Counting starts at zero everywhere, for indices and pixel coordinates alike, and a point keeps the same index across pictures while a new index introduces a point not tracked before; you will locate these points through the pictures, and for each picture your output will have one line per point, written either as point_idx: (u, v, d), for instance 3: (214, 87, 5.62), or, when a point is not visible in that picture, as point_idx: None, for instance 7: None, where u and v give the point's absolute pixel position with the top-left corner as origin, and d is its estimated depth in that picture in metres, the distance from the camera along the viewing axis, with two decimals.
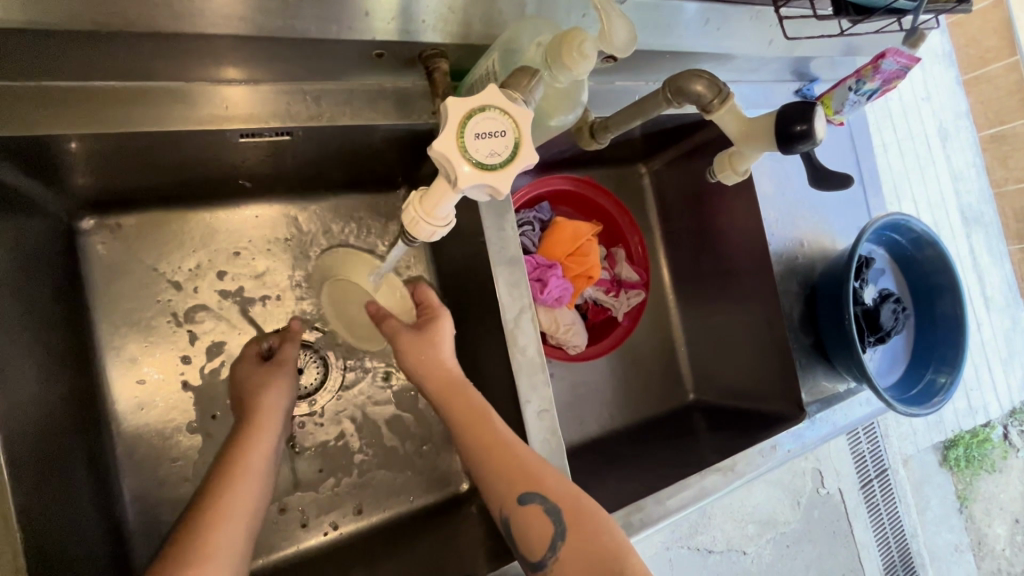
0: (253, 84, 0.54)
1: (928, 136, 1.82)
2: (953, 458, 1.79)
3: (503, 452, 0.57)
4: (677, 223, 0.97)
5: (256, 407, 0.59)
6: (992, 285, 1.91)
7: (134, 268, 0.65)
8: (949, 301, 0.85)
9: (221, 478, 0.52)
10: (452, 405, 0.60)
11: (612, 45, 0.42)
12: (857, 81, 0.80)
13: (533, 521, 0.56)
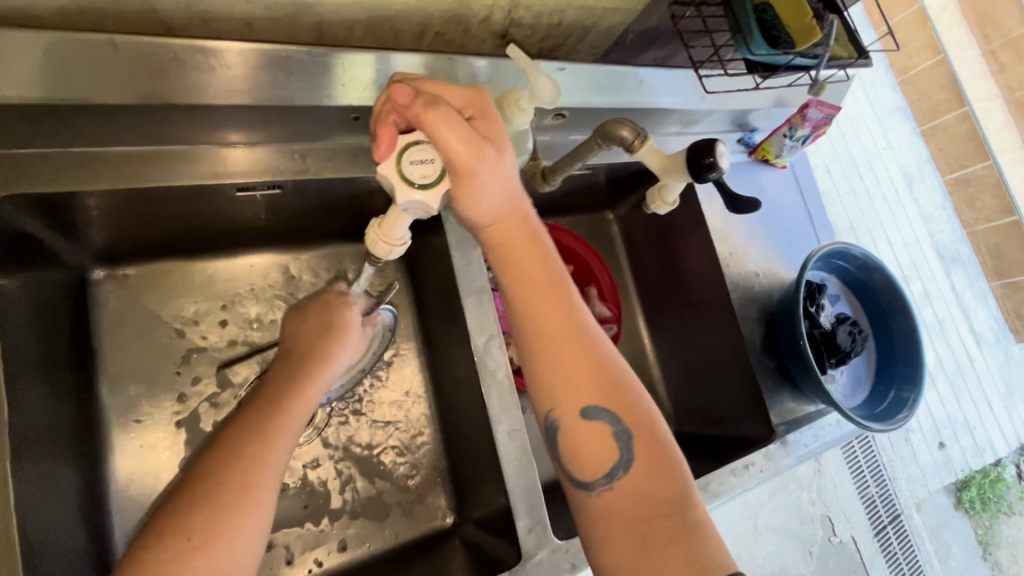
0: (250, 146, 0.63)
1: (893, 181, 1.95)
2: (968, 500, 1.74)
3: (579, 345, 0.53)
4: (644, 262, 1.04)
5: (325, 354, 0.64)
6: (979, 321, 1.96)
7: (137, 314, 0.71)
8: (902, 321, 0.90)
9: (265, 412, 0.56)
10: (535, 289, 0.53)
11: (540, 100, 0.50)
12: (789, 128, 0.90)
13: (596, 435, 0.52)
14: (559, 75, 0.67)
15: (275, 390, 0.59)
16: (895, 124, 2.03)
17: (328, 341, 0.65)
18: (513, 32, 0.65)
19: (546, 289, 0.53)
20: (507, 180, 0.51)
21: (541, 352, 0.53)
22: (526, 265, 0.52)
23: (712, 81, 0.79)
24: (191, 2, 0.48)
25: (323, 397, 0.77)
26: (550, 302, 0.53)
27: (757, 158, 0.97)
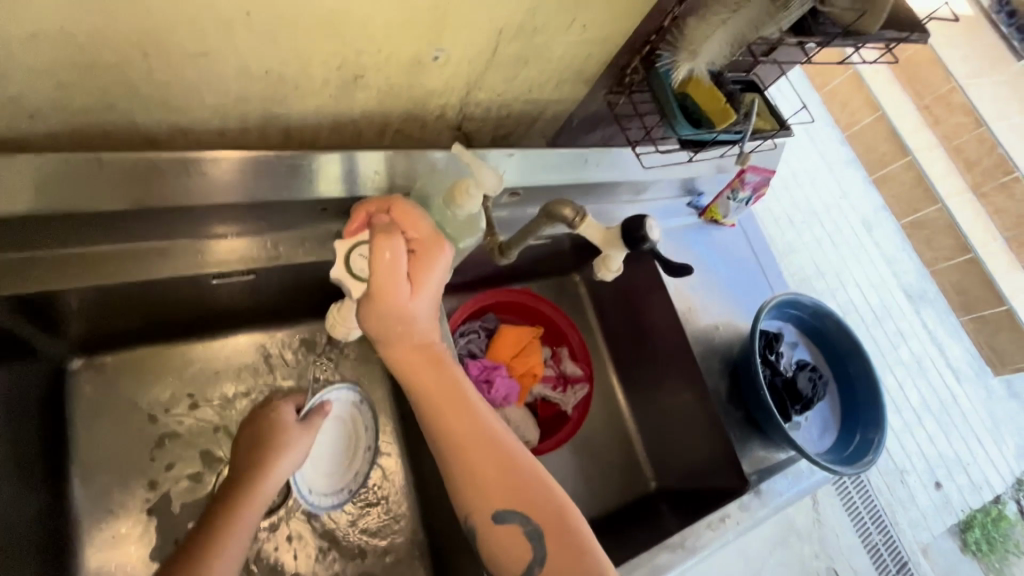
0: (228, 238, 0.67)
1: (852, 228, 2.06)
2: (973, 542, 1.72)
3: (488, 453, 0.59)
4: (612, 320, 1.08)
5: (266, 468, 0.66)
6: (955, 356, 2.01)
7: (113, 402, 0.73)
8: (858, 364, 0.94)
9: (201, 542, 0.59)
10: (441, 413, 0.59)
11: (485, 187, 0.57)
12: (731, 191, 0.98)
13: (511, 536, 0.59)
14: (510, 160, 0.74)
15: (216, 511, 0.62)
16: (846, 175, 2.17)
17: (268, 453, 0.67)
18: (467, 125, 0.72)
19: (453, 411, 0.59)
20: (421, 309, 0.56)
21: (453, 468, 0.59)
22: (431, 391, 0.58)
23: (651, 155, 0.87)
24: (173, 118, 0.54)
25: (317, 501, 0.76)
26: (457, 423, 0.59)
27: (707, 219, 1.04)
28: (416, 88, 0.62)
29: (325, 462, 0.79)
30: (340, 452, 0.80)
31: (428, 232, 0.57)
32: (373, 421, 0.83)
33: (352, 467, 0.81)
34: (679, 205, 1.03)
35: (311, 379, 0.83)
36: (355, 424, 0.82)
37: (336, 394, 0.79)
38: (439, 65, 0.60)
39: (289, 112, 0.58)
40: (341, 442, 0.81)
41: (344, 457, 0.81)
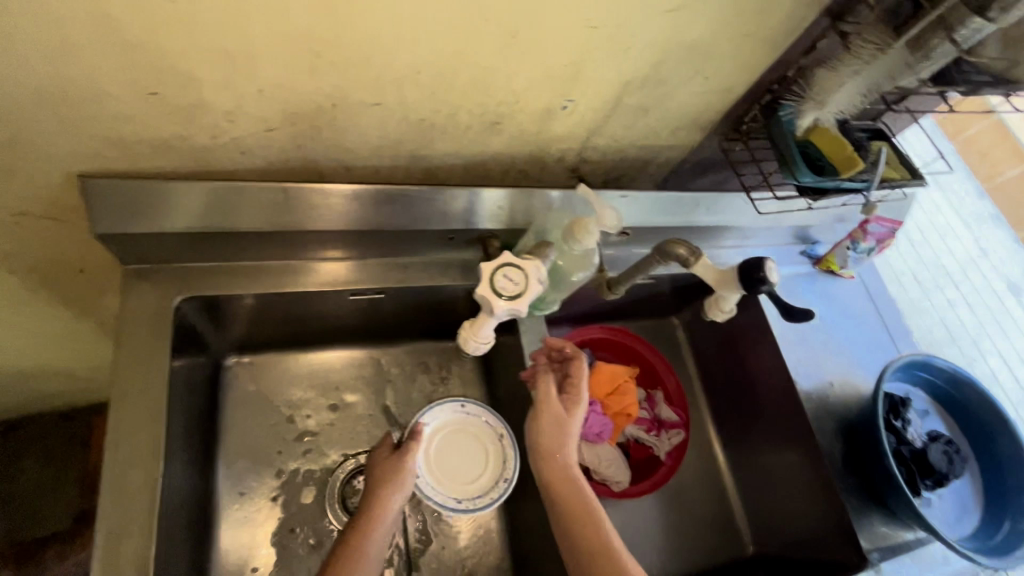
0: (332, 261, 0.76)
1: (994, 290, 1.83)
2: None
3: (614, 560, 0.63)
4: (711, 367, 1.05)
5: (382, 501, 0.68)
6: None
7: (256, 396, 0.84)
8: (1006, 442, 0.83)
9: (342, 561, 0.63)
10: (574, 517, 0.66)
11: (603, 224, 0.61)
12: (851, 241, 0.94)
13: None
14: (623, 202, 0.77)
15: (347, 536, 0.66)
16: (987, 232, 1.95)
17: (382, 489, 0.69)
18: (583, 168, 0.77)
19: (584, 518, 0.66)
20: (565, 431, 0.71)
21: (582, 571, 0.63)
22: (564, 501, 0.67)
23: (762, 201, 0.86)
24: (340, 156, 0.64)
25: (477, 503, 0.73)
26: (585, 530, 0.65)
27: (822, 269, 1.00)
28: (543, 134, 0.68)
29: (467, 472, 0.76)
30: (475, 457, 0.77)
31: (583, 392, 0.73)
32: (485, 411, 0.80)
33: (498, 462, 0.77)
34: (793, 253, 0.99)
35: (417, 395, 0.89)
36: (475, 427, 0.79)
37: (430, 413, 0.78)
38: (566, 113, 0.65)
39: (432, 154, 0.66)
40: (469, 448, 0.78)
41: (480, 459, 0.77)
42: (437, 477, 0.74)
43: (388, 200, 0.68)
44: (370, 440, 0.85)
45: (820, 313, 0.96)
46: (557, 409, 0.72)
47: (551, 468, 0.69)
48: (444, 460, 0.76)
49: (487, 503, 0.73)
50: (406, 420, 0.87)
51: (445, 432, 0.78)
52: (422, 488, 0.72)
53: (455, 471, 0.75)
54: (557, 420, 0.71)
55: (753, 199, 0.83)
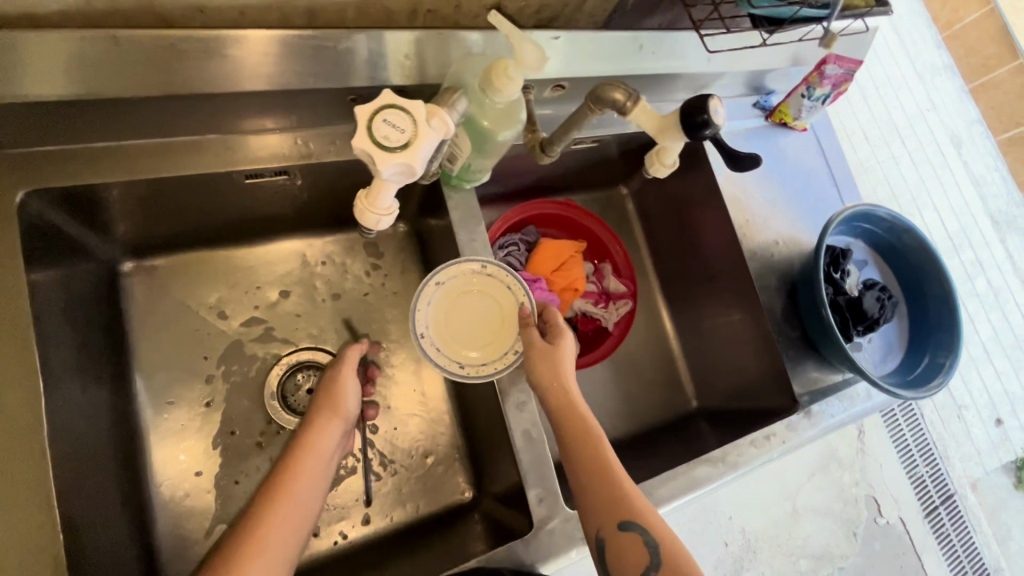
0: (275, 133, 0.66)
1: (937, 144, 1.85)
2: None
3: (605, 468, 0.62)
4: (660, 236, 1.02)
5: (313, 432, 0.63)
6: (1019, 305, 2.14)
7: (165, 302, 0.76)
8: (936, 283, 0.86)
9: (263, 503, 0.56)
10: (571, 431, 0.64)
11: (526, 65, 0.49)
12: (806, 88, 0.87)
13: (632, 546, 0.60)
14: (554, 44, 0.66)
15: (274, 473, 0.59)
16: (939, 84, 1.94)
17: (320, 414, 0.65)
18: (506, 6, 0.64)
19: (580, 433, 0.64)
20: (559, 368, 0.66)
21: (579, 481, 0.63)
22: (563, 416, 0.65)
23: (709, 40, 0.76)
24: None
25: (482, 372, 0.68)
26: (585, 451, 0.63)
27: (775, 122, 0.94)
28: None
29: (475, 337, 0.69)
30: (489, 322, 0.70)
31: (564, 339, 0.68)
32: (506, 275, 0.70)
33: (511, 333, 0.69)
34: (746, 106, 0.92)
35: (352, 287, 0.84)
36: (489, 290, 0.70)
37: (443, 273, 0.69)
38: None
39: None
40: (483, 311, 0.70)
41: (493, 325, 0.70)
42: (446, 335, 0.69)
43: (268, 53, 0.56)
44: (305, 336, 0.81)
45: (769, 168, 0.92)
46: (550, 349, 0.67)
47: (553, 399, 0.66)
48: (455, 321, 0.69)
49: (492, 370, 0.68)
50: (343, 314, 0.83)
51: (456, 293, 0.70)
52: (425, 348, 0.67)
53: (465, 332, 0.69)
54: (551, 363, 0.66)
55: (704, 36, 0.73)
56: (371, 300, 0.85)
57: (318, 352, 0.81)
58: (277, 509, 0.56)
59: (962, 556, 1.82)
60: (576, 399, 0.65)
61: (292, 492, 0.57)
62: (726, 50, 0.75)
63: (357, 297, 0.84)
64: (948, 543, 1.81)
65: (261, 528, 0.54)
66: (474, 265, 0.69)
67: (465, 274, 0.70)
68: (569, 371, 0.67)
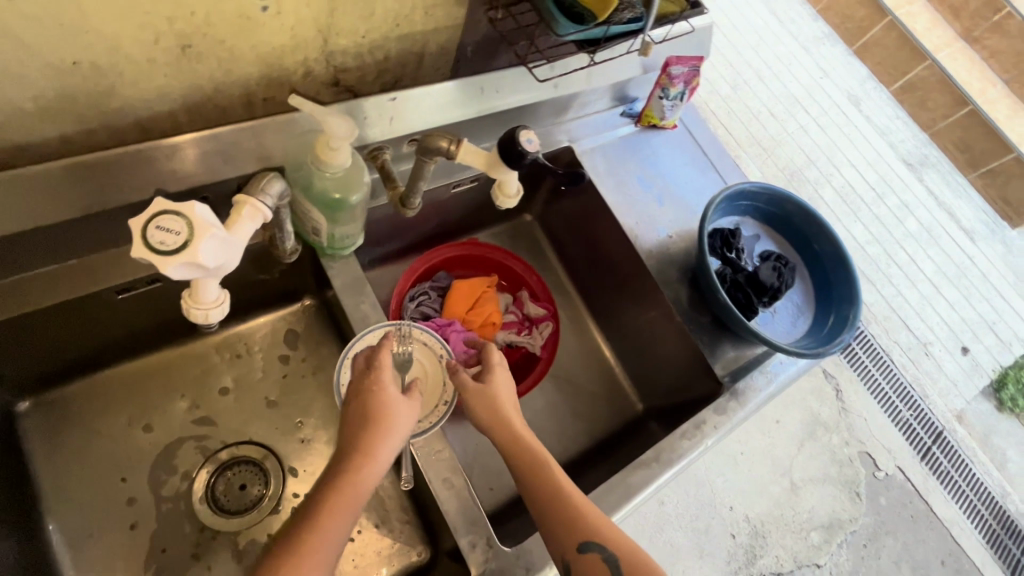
0: None
1: None
2: (1008, 398, 2.01)
3: (555, 488, 0.63)
4: (570, 252, 1.05)
5: (378, 438, 0.59)
6: (954, 235, 2.28)
7: (72, 433, 0.74)
8: (825, 241, 0.90)
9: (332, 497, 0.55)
10: (518, 457, 0.65)
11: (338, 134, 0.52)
12: (661, 90, 0.92)
13: (594, 565, 0.59)
14: (395, 104, 0.69)
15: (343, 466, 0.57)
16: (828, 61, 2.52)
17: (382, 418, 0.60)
18: (344, 79, 0.68)
19: (526, 457, 0.65)
20: (499, 400, 0.69)
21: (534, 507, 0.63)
22: (509, 441, 0.66)
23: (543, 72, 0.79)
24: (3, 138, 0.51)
25: (418, 429, 0.67)
26: (540, 473, 0.64)
27: (645, 125, 0.99)
28: (260, 48, 0.56)
29: None
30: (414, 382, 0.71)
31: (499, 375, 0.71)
32: (425, 333, 0.73)
33: (437, 389, 0.71)
34: (613, 117, 0.98)
35: (270, 371, 0.84)
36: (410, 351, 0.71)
37: (361, 342, 0.68)
38: (272, 16, 0.54)
39: (128, 107, 0.54)
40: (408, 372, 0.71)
41: (419, 382, 0.70)
42: None
43: (97, 174, 0.55)
44: (227, 433, 0.79)
45: (648, 168, 0.97)
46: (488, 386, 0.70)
47: (499, 431, 0.67)
48: None
49: (429, 426, 0.68)
50: (263, 401, 0.82)
51: None
52: None
53: None
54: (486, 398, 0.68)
55: (531, 69, 0.75)
56: (290, 380, 0.84)
57: (244, 445, 0.79)
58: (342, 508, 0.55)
59: (965, 490, 1.83)
60: (521, 428, 0.67)
61: (359, 484, 0.57)
62: (557, 76, 0.78)
63: (275, 381, 0.84)
64: (949, 481, 1.83)
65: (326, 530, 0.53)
66: (390, 327, 0.70)
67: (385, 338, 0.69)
68: (508, 402, 0.69)
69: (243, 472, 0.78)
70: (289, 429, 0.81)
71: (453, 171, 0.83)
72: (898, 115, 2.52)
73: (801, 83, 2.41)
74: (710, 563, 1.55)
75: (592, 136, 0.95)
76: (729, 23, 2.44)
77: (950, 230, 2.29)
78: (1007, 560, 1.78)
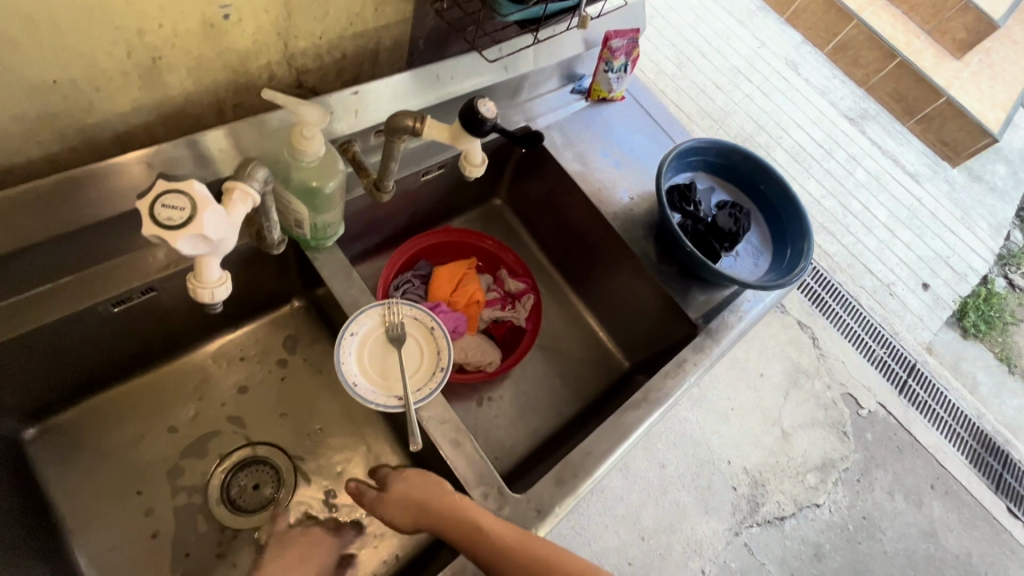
0: (150, 253, 0.69)
1: None
2: (970, 325, 2.16)
3: (517, 552, 0.62)
4: (541, 228, 1.10)
5: None
6: (900, 179, 2.42)
7: (82, 453, 0.75)
8: (773, 184, 0.97)
9: None
10: (467, 532, 0.62)
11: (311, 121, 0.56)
12: (605, 64, 0.98)
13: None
14: (357, 98, 0.73)
15: None
16: (763, 31, 2.65)
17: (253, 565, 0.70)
18: (306, 81, 0.72)
19: (475, 534, 0.62)
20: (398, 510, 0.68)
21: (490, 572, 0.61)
22: (446, 521, 0.63)
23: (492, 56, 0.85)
24: None
25: (420, 395, 0.70)
26: (495, 545, 0.61)
27: (595, 100, 1.05)
28: (225, 56, 0.60)
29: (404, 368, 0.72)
30: (412, 352, 0.74)
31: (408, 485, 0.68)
32: (415, 308, 0.76)
33: (433, 354, 0.74)
34: (564, 95, 1.03)
35: (268, 373, 0.87)
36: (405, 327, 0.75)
37: (354, 324, 0.71)
38: (234, 23, 0.57)
39: (105, 122, 0.57)
40: (406, 345, 0.74)
41: (417, 354, 0.74)
42: (379, 379, 0.70)
43: (83, 188, 0.57)
44: (234, 436, 0.82)
45: (602, 138, 1.03)
46: (417, 486, 0.68)
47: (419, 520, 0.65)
48: (382, 361, 0.71)
49: (429, 391, 0.71)
50: (266, 401, 0.85)
51: (374, 339, 0.72)
52: (360, 395, 0.68)
53: (396, 367, 0.71)
54: (403, 490, 0.69)
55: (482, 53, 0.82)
56: (288, 381, 0.87)
57: (253, 445, 0.82)
58: None
59: (942, 415, 1.94)
60: (458, 504, 0.64)
61: None
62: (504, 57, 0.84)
63: (274, 382, 0.86)
64: (926, 409, 1.93)
65: None
66: (382, 306, 0.73)
67: (380, 317, 0.73)
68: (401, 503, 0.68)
69: (255, 471, 0.81)
70: (293, 426, 0.84)
71: (424, 157, 0.88)
72: (834, 75, 2.65)
73: (740, 54, 2.53)
74: (717, 517, 1.61)
75: (546, 113, 1.00)
76: (665, 4, 2.55)
77: (896, 176, 2.42)
78: (990, 476, 1.87)
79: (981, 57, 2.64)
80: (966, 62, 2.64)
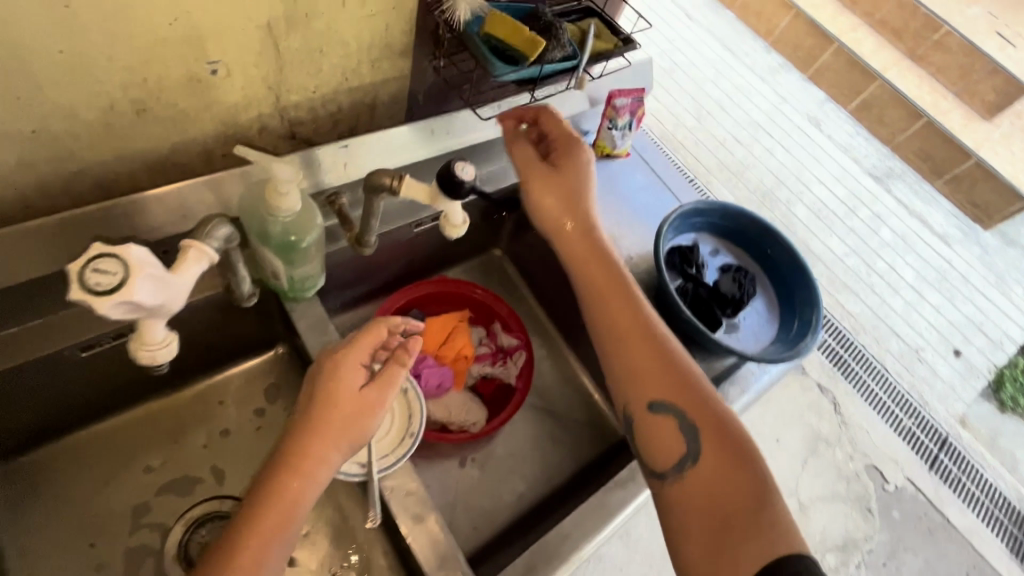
0: None
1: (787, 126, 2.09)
2: (1008, 397, 2.01)
3: (665, 355, 0.69)
4: (539, 281, 1.08)
5: (302, 451, 0.57)
6: (929, 239, 2.33)
7: (42, 497, 0.73)
8: (781, 250, 0.93)
9: (267, 495, 0.55)
10: (628, 333, 0.70)
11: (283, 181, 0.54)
12: (608, 121, 0.97)
13: (664, 429, 0.66)
14: (348, 152, 0.73)
15: (273, 462, 0.57)
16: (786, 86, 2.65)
17: (302, 429, 0.58)
18: (300, 132, 0.72)
19: (638, 339, 0.70)
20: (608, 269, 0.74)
21: (603, 337, 0.72)
22: (620, 314, 0.71)
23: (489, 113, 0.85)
24: None
25: (385, 464, 0.66)
26: (672, 354, 0.70)
27: (598, 156, 1.03)
28: (213, 109, 0.60)
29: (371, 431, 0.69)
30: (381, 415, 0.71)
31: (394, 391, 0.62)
32: None
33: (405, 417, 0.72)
34: None
35: (243, 421, 0.84)
36: None
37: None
38: (222, 77, 0.58)
39: (86, 170, 0.57)
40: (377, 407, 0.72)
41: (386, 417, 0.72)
42: None
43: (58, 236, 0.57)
44: (199, 487, 0.78)
45: (604, 195, 1.01)
46: (594, 255, 0.75)
47: (608, 320, 0.72)
48: None
49: (397, 459, 0.67)
50: (237, 451, 0.82)
51: None
52: None
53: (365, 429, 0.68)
54: (569, 178, 0.77)
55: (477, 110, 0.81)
56: (264, 430, 0.84)
57: (218, 498, 0.78)
58: (288, 489, 0.56)
59: (979, 496, 1.78)
60: (615, 269, 0.74)
61: (305, 453, 0.57)
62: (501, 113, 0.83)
63: (248, 430, 0.83)
64: (960, 488, 1.78)
65: (241, 548, 0.53)
66: None
67: None
68: (578, 197, 0.77)
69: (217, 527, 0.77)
70: None
71: (399, 214, 0.89)
72: (859, 132, 2.62)
73: (761, 109, 2.52)
74: None
75: None
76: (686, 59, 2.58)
77: (924, 236, 2.34)
78: None
79: (1013, 118, 2.58)
80: (997, 123, 2.58)
